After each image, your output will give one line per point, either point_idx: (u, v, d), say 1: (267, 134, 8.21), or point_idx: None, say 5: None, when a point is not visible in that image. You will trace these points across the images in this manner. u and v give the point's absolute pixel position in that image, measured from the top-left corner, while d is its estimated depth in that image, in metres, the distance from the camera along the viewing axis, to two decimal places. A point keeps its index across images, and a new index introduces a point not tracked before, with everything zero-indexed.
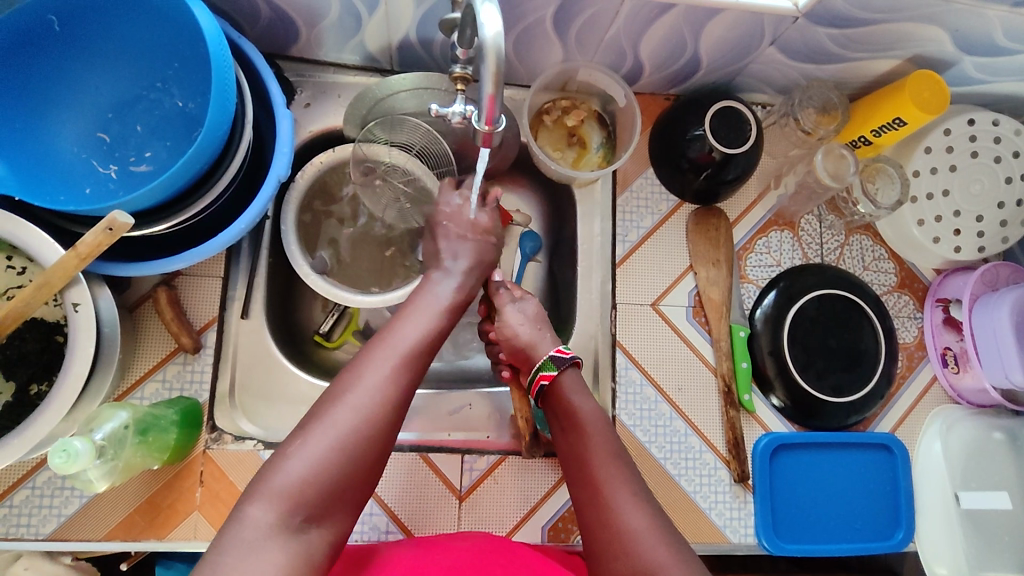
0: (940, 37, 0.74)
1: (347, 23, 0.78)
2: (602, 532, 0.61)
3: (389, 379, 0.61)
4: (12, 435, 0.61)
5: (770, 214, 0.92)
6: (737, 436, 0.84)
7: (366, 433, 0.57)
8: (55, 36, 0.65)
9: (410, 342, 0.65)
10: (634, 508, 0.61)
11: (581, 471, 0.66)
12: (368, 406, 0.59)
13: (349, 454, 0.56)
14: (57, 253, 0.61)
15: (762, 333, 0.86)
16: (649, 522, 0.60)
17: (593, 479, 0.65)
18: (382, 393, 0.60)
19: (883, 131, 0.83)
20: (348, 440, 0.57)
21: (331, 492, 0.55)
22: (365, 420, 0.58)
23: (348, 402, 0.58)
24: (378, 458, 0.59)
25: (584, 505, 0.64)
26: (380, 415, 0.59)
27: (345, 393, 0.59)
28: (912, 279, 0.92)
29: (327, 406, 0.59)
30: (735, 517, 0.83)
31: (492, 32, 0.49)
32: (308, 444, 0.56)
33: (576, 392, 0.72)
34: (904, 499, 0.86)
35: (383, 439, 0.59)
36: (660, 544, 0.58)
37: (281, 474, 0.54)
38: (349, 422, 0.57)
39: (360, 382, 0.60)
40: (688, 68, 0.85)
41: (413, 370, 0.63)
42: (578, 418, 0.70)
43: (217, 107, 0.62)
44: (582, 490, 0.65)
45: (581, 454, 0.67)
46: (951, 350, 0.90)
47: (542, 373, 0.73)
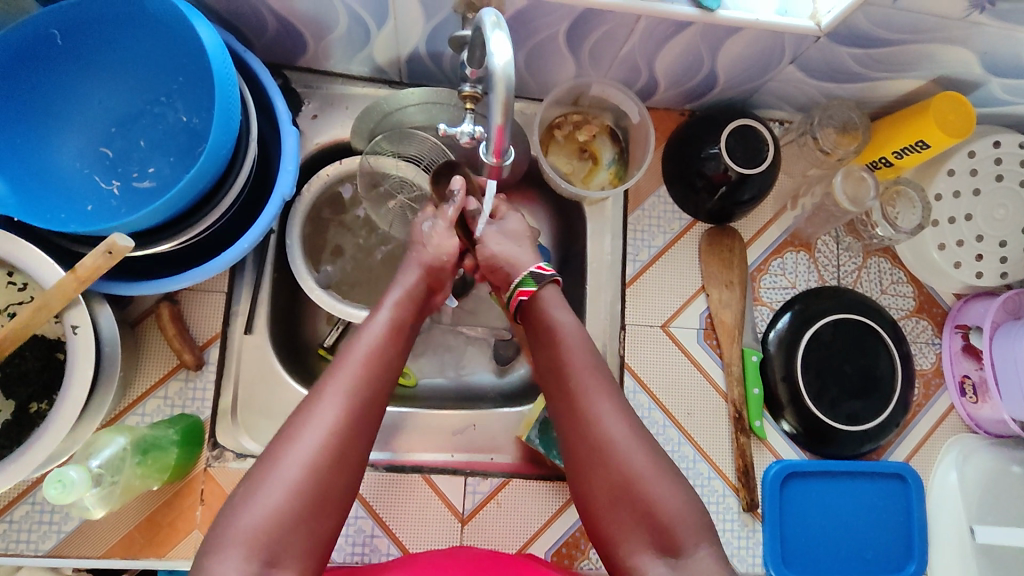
0: (967, 59, 0.72)
1: (355, 36, 0.76)
2: (583, 440, 0.62)
3: (343, 418, 0.58)
4: (11, 460, 0.61)
5: (786, 235, 0.89)
6: (747, 463, 0.82)
7: (322, 476, 0.55)
8: (58, 49, 0.64)
9: (368, 370, 0.62)
10: (616, 418, 0.62)
11: (561, 385, 0.66)
12: (322, 448, 0.56)
13: (305, 497, 0.54)
14: (57, 274, 0.60)
15: (775, 357, 0.84)
16: (630, 429, 0.62)
17: (570, 393, 0.65)
18: (336, 432, 0.57)
19: (905, 153, 0.80)
20: (305, 486, 0.54)
21: (297, 538, 0.53)
22: (319, 455, 0.56)
23: (300, 446, 0.56)
24: (340, 498, 0.57)
25: (566, 420, 0.65)
26: (336, 448, 0.57)
27: (296, 435, 0.56)
28: (931, 303, 0.90)
29: (279, 450, 0.56)
30: (743, 546, 0.81)
31: (501, 61, 0.47)
32: (261, 494, 0.53)
33: (554, 305, 0.71)
34: (918, 531, 0.83)
35: (342, 472, 0.57)
36: (641, 451, 0.61)
37: (239, 524, 0.52)
38: (300, 467, 0.55)
39: (312, 424, 0.57)
40: (704, 85, 0.83)
41: (370, 393, 0.61)
42: (557, 333, 0.68)
43: (221, 124, 0.61)
44: (562, 401, 0.65)
45: (559, 371, 0.66)
46: (969, 379, 0.87)
47: (522, 289, 0.72)
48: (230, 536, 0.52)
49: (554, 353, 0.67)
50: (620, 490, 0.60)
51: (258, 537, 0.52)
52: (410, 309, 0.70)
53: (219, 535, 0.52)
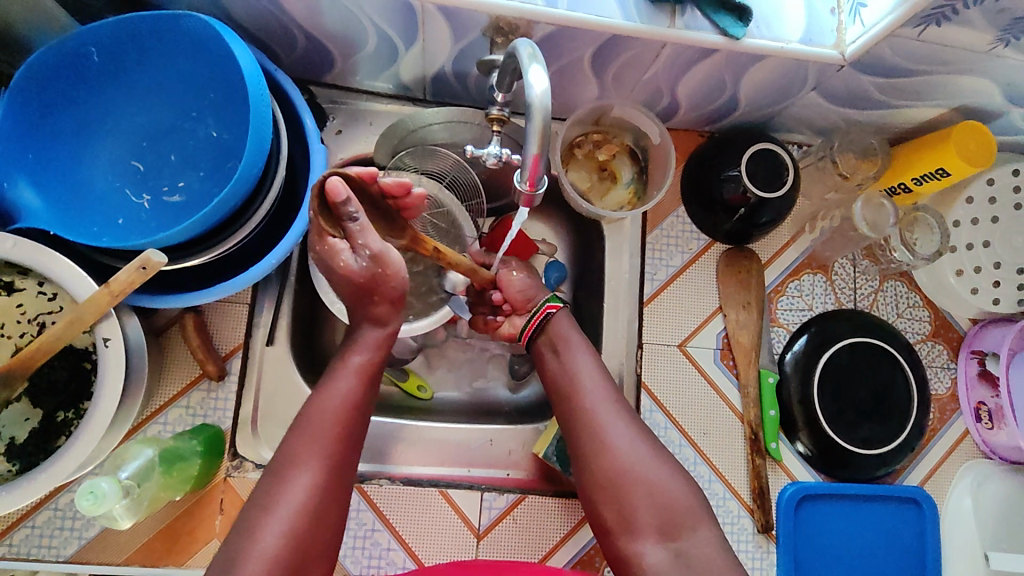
0: (989, 90, 0.72)
1: (383, 54, 0.77)
2: (584, 428, 0.67)
3: (318, 483, 0.58)
4: (41, 469, 0.62)
5: (803, 257, 0.90)
6: (762, 485, 0.82)
7: (300, 544, 0.55)
8: (95, 66, 0.65)
9: (339, 428, 0.60)
10: (617, 415, 0.67)
11: (566, 383, 0.70)
12: (299, 516, 0.56)
13: (284, 564, 0.54)
14: (90, 288, 0.61)
15: (791, 380, 0.85)
16: (629, 426, 0.66)
17: (576, 392, 0.69)
18: (312, 498, 0.57)
19: (924, 180, 0.80)
20: (283, 556, 0.54)
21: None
22: (297, 521, 0.56)
23: (277, 513, 0.55)
24: (319, 559, 0.57)
25: (570, 412, 0.69)
26: (313, 512, 0.57)
27: (272, 503, 0.56)
28: (947, 327, 0.90)
29: (255, 518, 0.55)
30: (757, 568, 0.82)
31: (539, 91, 0.48)
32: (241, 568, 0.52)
33: (565, 318, 0.76)
34: (932, 556, 0.83)
35: (322, 534, 0.57)
36: (641, 446, 0.65)
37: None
38: (278, 538, 0.54)
39: (287, 491, 0.57)
40: (725, 108, 0.84)
41: (341, 452, 0.60)
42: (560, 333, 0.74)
43: (254, 144, 0.62)
44: (564, 395, 0.70)
45: (562, 368, 0.71)
46: (984, 405, 0.87)
47: (549, 304, 0.76)
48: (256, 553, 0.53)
49: (558, 358, 0.72)
50: (618, 477, 0.64)
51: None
52: (380, 354, 0.66)
53: (238, 555, 0.53)
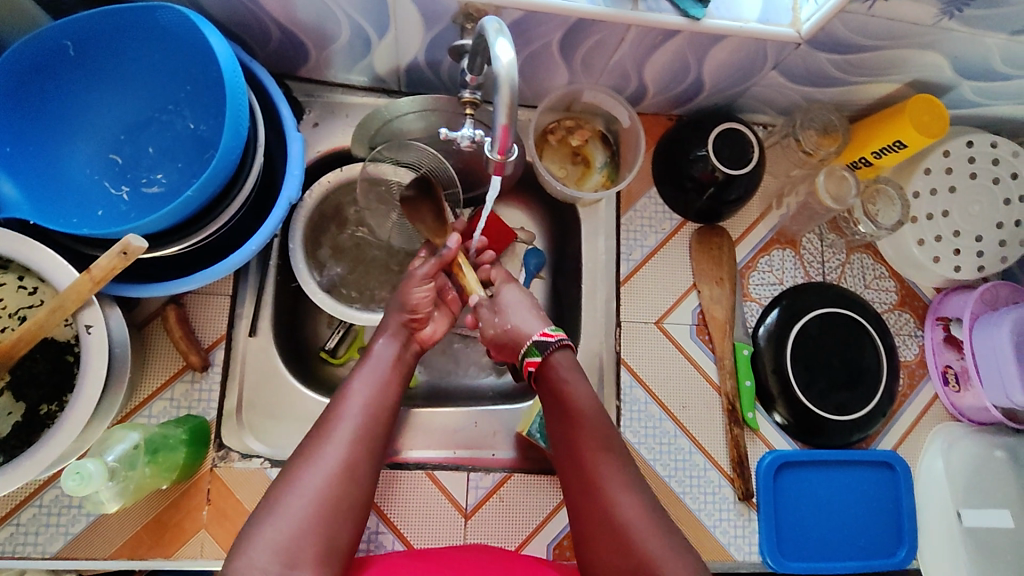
0: (939, 63, 0.76)
1: (356, 46, 0.79)
2: (592, 511, 0.64)
3: (357, 433, 0.61)
4: (24, 456, 0.62)
5: (772, 233, 0.93)
6: (741, 454, 0.84)
7: (337, 487, 0.57)
8: (71, 60, 0.66)
9: (374, 393, 0.66)
10: (625, 491, 0.64)
11: (573, 455, 0.68)
12: (339, 461, 0.59)
13: (325, 505, 0.56)
14: (72, 276, 0.61)
15: (765, 351, 0.87)
16: (638, 499, 0.63)
17: (584, 471, 0.66)
18: (351, 447, 0.60)
19: (883, 153, 0.83)
20: (324, 495, 0.56)
21: (312, 541, 0.54)
22: (340, 465, 0.58)
23: (318, 459, 0.58)
24: (355, 510, 0.58)
25: (578, 492, 0.66)
26: (355, 460, 0.59)
27: (313, 451, 0.59)
28: (913, 296, 0.93)
29: (297, 465, 0.58)
30: (740, 535, 0.83)
31: (505, 63, 0.50)
32: (282, 503, 0.55)
33: (572, 372, 0.72)
34: (907, 516, 0.86)
35: (360, 484, 0.59)
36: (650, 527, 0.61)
37: (261, 532, 0.53)
38: (323, 477, 0.57)
39: (329, 441, 0.60)
40: (691, 90, 0.87)
41: (381, 414, 0.65)
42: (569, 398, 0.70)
43: (231, 131, 0.63)
44: (573, 470, 0.68)
45: (567, 441, 0.69)
46: (952, 368, 0.90)
47: (529, 358, 0.73)
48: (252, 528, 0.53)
49: (562, 430, 0.70)
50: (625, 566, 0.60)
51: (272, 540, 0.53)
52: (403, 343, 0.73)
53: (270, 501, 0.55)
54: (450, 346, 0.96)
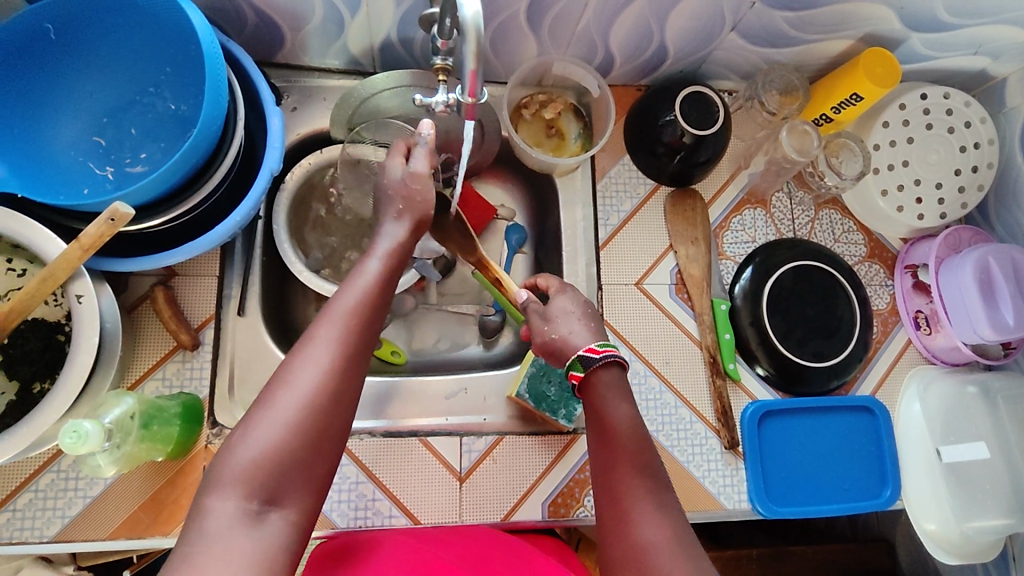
0: (887, 15, 0.80)
1: (331, 26, 0.82)
2: (613, 542, 0.57)
3: (339, 356, 0.57)
4: (18, 426, 0.62)
5: (743, 193, 0.96)
6: (725, 405, 0.87)
7: (318, 414, 0.55)
8: (52, 44, 0.68)
9: (360, 309, 0.60)
10: (653, 523, 0.56)
11: (607, 477, 0.61)
12: (316, 388, 0.55)
13: (303, 435, 0.54)
14: (60, 248, 0.63)
15: (742, 307, 0.90)
16: (659, 526, 0.56)
17: (613, 487, 0.60)
18: (333, 368, 0.56)
19: (842, 107, 0.88)
20: (301, 423, 0.54)
21: (288, 477, 0.53)
22: (318, 393, 0.55)
23: (298, 383, 0.55)
24: (335, 438, 0.56)
25: (603, 515, 0.60)
26: (334, 387, 0.56)
27: (293, 373, 0.55)
28: (881, 249, 0.97)
29: (276, 388, 0.55)
30: (729, 484, 0.85)
31: (471, 12, 0.52)
32: (257, 429, 0.53)
33: (614, 392, 0.66)
34: (888, 458, 0.89)
35: (340, 411, 0.56)
36: (676, 561, 0.54)
37: (236, 458, 0.52)
38: (299, 407, 0.54)
39: (308, 361, 0.56)
40: (656, 58, 0.90)
41: (365, 335, 0.59)
42: (609, 422, 0.64)
43: (210, 103, 0.65)
44: (603, 498, 0.61)
45: (601, 466, 0.62)
46: (922, 313, 0.94)
47: (573, 372, 0.69)
48: (228, 462, 0.52)
49: (598, 456, 0.63)
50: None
51: (249, 479, 0.51)
52: (398, 255, 0.66)
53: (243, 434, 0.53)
54: (437, 321, 0.98)
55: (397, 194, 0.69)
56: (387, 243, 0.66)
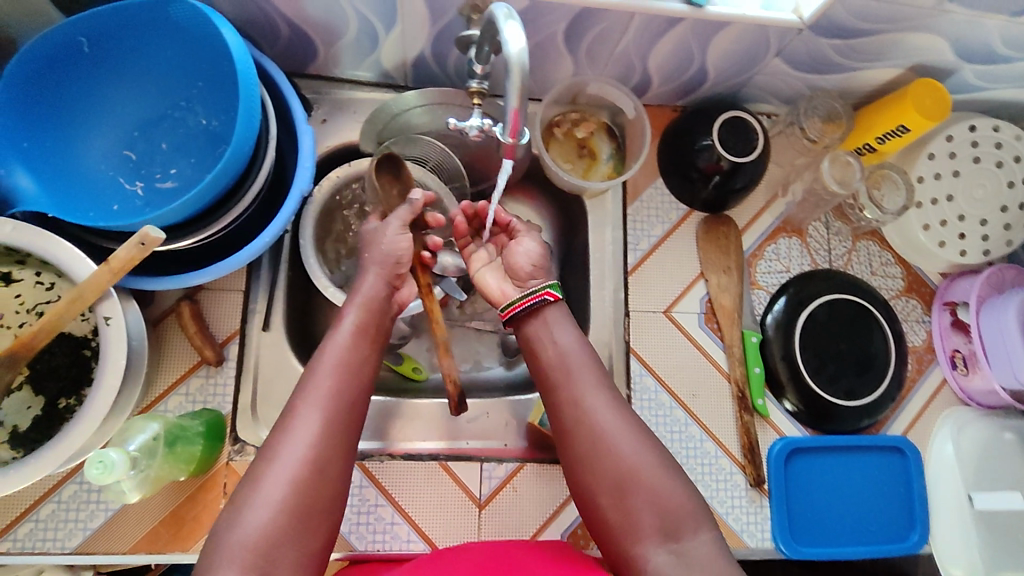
0: (941, 46, 0.76)
1: (364, 41, 0.80)
2: (580, 435, 0.66)
3: (320, 431, 0.62)
4: (46, 447, 0.62)
5: (778, 221, 0.93)
6: (752, 440, 0.85)
7: (303, 490, 0.59)
8: (86, 57, 0.67)
9: (339, 381, 0.65)
10: (611, 415, 0.67)
11: (559, 389, 0.69)
12: (299, 464, 0.60)
13: (291, 509, 0.58)
14: (89, 268, 0.62)
15: (774, 339, 0.88)
16: (623, 423, 0.66)
17: (562, 390, 0.69)
18: (315, 443, 0.61)
19: (887, 138, 0.85)
20: (289, 499, 0.59)
21: (282, 552, 0.57)
22: (303, 468, 0.60)
23: (282, 461, 0.60)
24: (326, 511, 0.60)
25: (562, 425, 0.68)
26: (319, 460, 0.61)
27: (277, 452, 0.61)
28: (919, 282, 0.94)
29: (263, 466, 0.60)
30: (752, 522, 0.84)
31: (515, 48, 0.51)
32: (249, 509, 0.58)
33: (557, 323, 0.73)
34: (918, 501, 0.86)
35: (328, 484, 0.61)
36: (641, 446, 0.65)
37: (231, 539, 0.56)
38: (284, 486, 0.59)
39: (291, 437, 0.61)
40: (695, 80, 0.88)
41: (344, 409, 0.64)
42: (561, 350, 0.71)
43: (243, 124, 0.64)
44: (559, 402, 0.69)
45: (560, 378, 0.70)
46: (960, 353, 0.91)
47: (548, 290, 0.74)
48: (224, 544, 0.56)
49: (555, 367, 0.71)
50: (609, 489, 0.64)
51: (247, 556, 0.55)
52: (374, 313, 0.72)
53: (240, 510, 0.58)
54: (460, 339, 0.97)
55: (375, 246, 0.75)
56: (362, 301, 0.72)
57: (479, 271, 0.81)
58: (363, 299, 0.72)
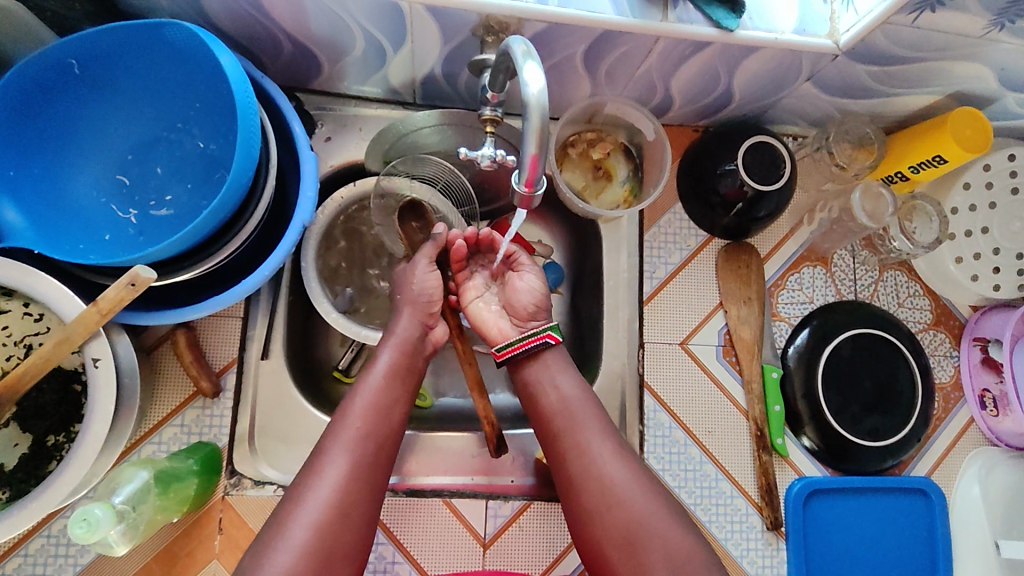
0: (985, 75, 0.72)
1: (371, 58, 0.76)
2: (586, 484, 0.64)
3: (345, 474, 0.60)
4: (29, 498, 0.60)
5: (802, 249, 0.89)
6: (770, 481, 0.81)
7: (327, 533, 0.57)
8: (76, 78, 0.63)
9: (367, 423, 0.64)
10: (615, 461, 0.65)
11: (558, 437, 0.68)
12: (323, 508, 0.58)
13: (313, 554, 0.56)
14: (78, 307, 0.59)
15: (795, 374, 0.84)
16: (629, 471, 0.64)
17: (561, 436, 0.67)
18: (340, 487, 0.60)
19: (921, 168, 0.80)
20: (311, 544, 0.57)
21: None
22: (326, 512, 0.58)
23: (308, 503, 0.58)
24: (349, 558, 0.58)
25: (564, 473, 0.66)
26: (343, 504, 0.59)
27: (302, 494, 0.59)
28: (947, 315, 0.90)
29: (286, 510, 0.59)
30: (768, 565, 0.81)
31: (535, 89, 0.47)
32: (270, 554, 0.56)
33: (558, 365, 0.72)
34: (942, 546, 0.83)
35: (352, 530, 0.59)
36: (648, 495, 0.63)
37: None
38: (307, 529, 0.57)
39: (316, 480, 0.60)
40: (719, 101, 0.83)
41: (372, 453, 0.63)
42: (564, 394, 0.69)
43: (242, 154, 0.60)
44: (560, 450, 0.67)
45: (564, 423, 0.68)
46: (989, 393, 0.86)
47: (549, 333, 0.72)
48: None
49: (556, 412, 0.69)
50: (618, 540, 0.61)
51: None
52: (408, 354, 0.70)
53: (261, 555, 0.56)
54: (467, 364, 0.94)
55: (407, 288, 0.73)
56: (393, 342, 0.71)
57: (472, 303, 0.77)
58: (397, 339, 0.71)
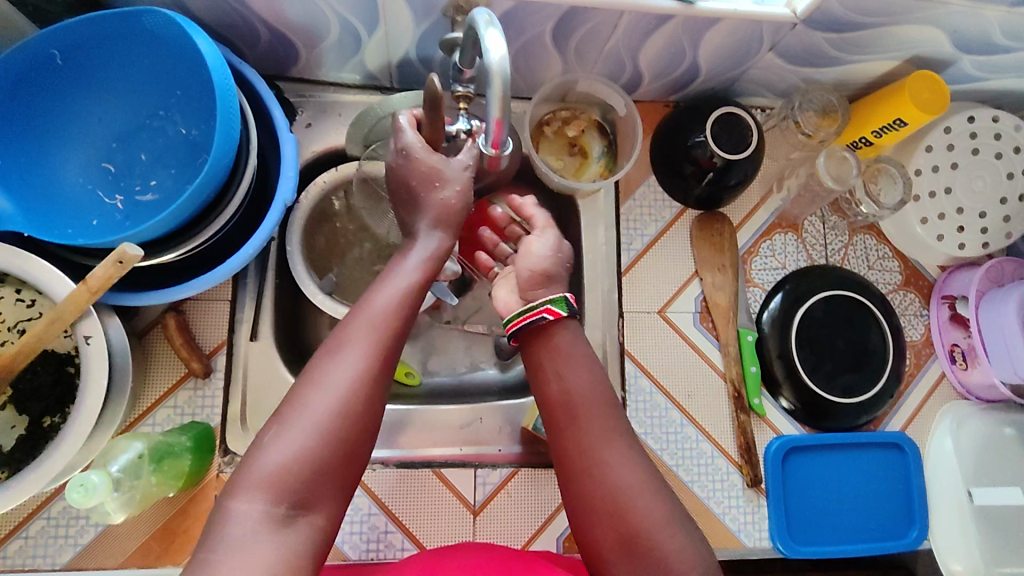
0: (939, 38, 0.75)
1: (347, 44, 0.78)
2: (595, 488, 0.59)
3: (368, 363, 0.56)
4: (28, 470, 0.62)
5: (774, 217, 0.92)
6: (749, 440, 0.84)
7: (347, 421, 0.54)
8: (59, 69, 0.65)
9: (392, 313, 0.59)
10: (626, 463, 0.59)
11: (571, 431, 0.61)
12: (344, 394, 0.54)
13: (331, 442, 0.53)
14: (67, 287, 0.61)
15: (770, 336, 0.86)
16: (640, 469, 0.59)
17: (573, 436, 0.62)
18: (362, 376, 0.55)
19: (884, 131, 0.83)
20: (331, 430, 0.53)
21: (316, 485, 0.52)
22: (348, 399, 0.54)
23: (326, 388, 0.54)
24: (363, 449, 0.55)
25: (572, 469, 0.61)
26: (364, 394, 0.55)
27: (319, 377, 0.55)
28: (917, 276, 0.93)
29: (302, 393, 0.54)
30: (749, 522, 0.83)
31: (496, 56, 0.49)
32: (284, 437, 0.52)
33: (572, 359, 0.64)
34: (916, 498, 0.86)
35: (370, 421, 0.55)
36: (655, 500, 0.57)
37: (260, 469, 0.51)
38: (328, 415, 0.53)
39: (338, 365, 0.55)
40: (687, 76, 0.86)
41: (395, 346, 0.58)
42: (579, 393, 0.63)
43: (221, 133, 0.61)
44: (569, 448, 0.61)
45: (570, 417, 0.62)
46: (958, 347, 0.90)
47: (551, 308, 0.65)
48: (248, 477, 0.50)
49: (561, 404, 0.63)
50: (616, 541, 0.57)
51: (275, 489, 0.50)
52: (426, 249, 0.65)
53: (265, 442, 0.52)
54: (453, 342, 0.96)
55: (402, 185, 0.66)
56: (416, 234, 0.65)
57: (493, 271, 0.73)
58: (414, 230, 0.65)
